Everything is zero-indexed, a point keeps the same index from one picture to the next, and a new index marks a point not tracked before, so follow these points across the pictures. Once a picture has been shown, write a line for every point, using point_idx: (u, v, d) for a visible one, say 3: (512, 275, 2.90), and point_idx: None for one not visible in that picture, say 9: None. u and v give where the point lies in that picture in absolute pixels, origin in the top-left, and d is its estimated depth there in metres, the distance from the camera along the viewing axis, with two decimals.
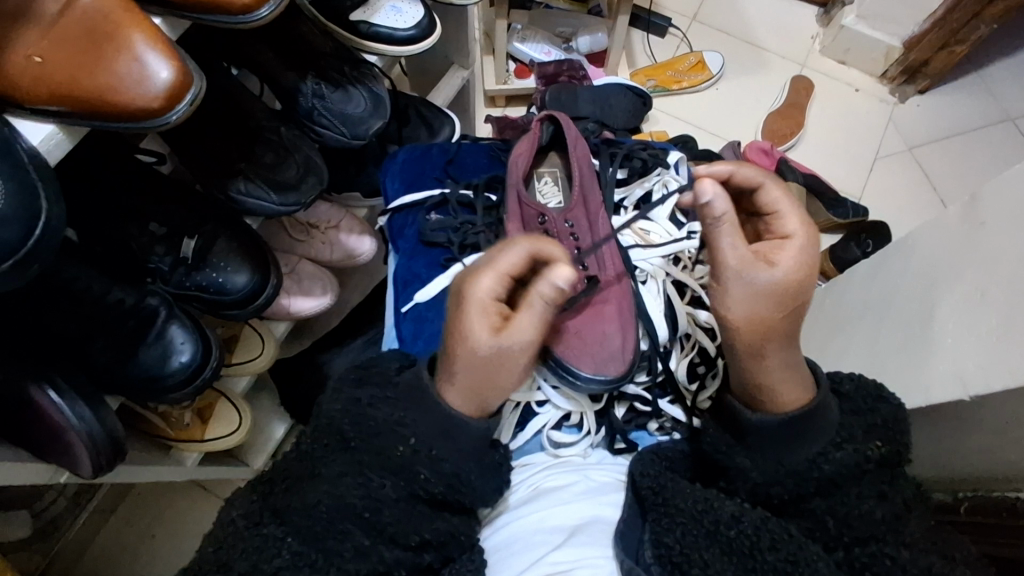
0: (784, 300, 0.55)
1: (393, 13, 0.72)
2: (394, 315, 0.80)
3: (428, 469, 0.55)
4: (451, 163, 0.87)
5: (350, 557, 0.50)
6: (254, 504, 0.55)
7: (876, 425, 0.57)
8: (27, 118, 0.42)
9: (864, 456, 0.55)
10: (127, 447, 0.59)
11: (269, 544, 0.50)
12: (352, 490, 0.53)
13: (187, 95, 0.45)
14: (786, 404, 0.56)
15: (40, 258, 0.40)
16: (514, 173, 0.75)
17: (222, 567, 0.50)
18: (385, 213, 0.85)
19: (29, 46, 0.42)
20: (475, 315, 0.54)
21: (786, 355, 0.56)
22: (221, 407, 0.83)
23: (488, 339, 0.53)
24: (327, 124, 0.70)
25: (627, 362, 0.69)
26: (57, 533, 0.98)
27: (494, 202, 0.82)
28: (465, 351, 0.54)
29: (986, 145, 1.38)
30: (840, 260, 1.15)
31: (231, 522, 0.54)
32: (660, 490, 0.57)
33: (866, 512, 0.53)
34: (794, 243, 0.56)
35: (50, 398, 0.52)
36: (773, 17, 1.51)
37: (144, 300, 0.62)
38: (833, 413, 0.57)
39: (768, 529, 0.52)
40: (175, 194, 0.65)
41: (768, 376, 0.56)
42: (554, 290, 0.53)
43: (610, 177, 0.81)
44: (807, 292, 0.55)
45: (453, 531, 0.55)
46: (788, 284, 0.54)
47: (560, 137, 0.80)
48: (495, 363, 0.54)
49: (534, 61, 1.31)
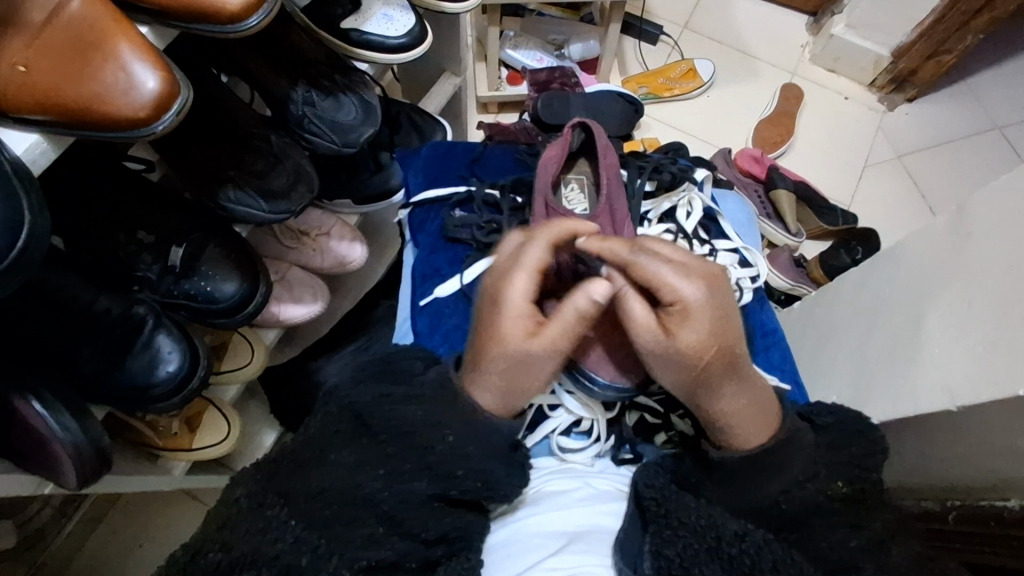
0: (691, 369, 0.58)
1: (384, 21, 0.72)
2: (410, 307, 0.80)
3: (466, 467, 0.58)
4: (475, 161, 0.88)
5: (361, 542, 0.52)
6: (258, 485, 0.54)
7: (841, 463, 0.60)
8: (10, 126, 0.41)
9: (829, 496, 0.58)
10: (112, 457, 0.58)
11: (273, 527, 0.51)
12: (370, 481, 0.55)
13: (175, 104, 0.45)
14: (747, 442, 0.60)
15: (23, 269, 0.39)
16: (541, 178, 0.76)
17: (224, 547, 0.50)
18: (406, 205, 0.86)
19: (14, 54, 0.41)
20: (509, 319, 0.60)
21: (738, 387, 0.59)
22: (210, 415, 0.83)
23: (526, 342, 0.59)
24: (318, 132, 0.69)
25: (646, 371, 0.68)
26: (43, 543, 0.98)
27: (520, 203, 0.82)
28: (513, 356, 0.58)
29: (974, 153, 1.40)
30: (830, 267, 1.16)
31: (236, 500, 0.54)
32: (662, 501, 0.56)
33: (837, 544, 0.55)
34: (693, 311, 0.57)
35: (34, 408, 0.51)
36: (764, 25, 1.52)
37: (131, 309, 0.61)
38: (807, 445, 0.60)
39: (770, 551, 0.52)
40: (164, 202, 0.65)
41: (725, 419, 0.59)
42: (589, 302, 0.58)
43: (637, 189, 0.81)
44: (714, 366, 0.57)
45: (467, 526, 0.58)
46: (678, 382, 0.59)
47: (590, 146, 0.82)
48: (538, 363, 0.59)
49: (526, 67, 1.32)
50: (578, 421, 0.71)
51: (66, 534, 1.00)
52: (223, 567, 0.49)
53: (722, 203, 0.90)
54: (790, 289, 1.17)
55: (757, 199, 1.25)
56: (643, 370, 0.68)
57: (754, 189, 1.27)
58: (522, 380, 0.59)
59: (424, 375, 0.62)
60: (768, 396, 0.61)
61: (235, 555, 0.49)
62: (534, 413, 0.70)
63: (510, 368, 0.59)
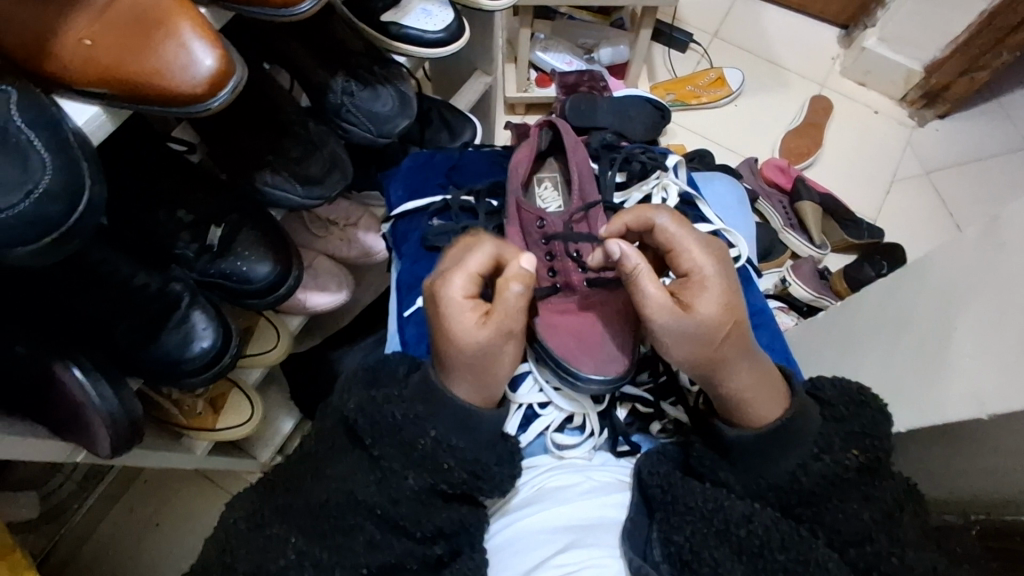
0: (707, 342, 0.56)
1: (423, 15, 0.73)
2: (397, 319, 0.81)
3: (450, 459, 0.56)
4: (454, 168, 0.89)
5: (362, 548, 0.55)
6: (255, 506, 0.58)
7: (854, 432, 0.57)
8: (73, 99, 0.43)
9: (843, 466, 0.56)
10: (144, 429, 0.59)
11: (274, 545, 0.54)
12: (364, 487, 0.56)
13: (230, 83, 0.46)
14: (760, 419, 0.58)
15: (78, 236, 0.41)
16: (515, 180, 0.76)
17: (228, 570, 0.53)
18: (388, 219, 0.87)
19: (81, 29, 0.43)
20: (454, 315, 0.57)
21: (751, 364, 0.58)
22: (233, 396, 0.85)
23: (476, 334, 0.56)
24: (355, 121, 0.70)
25: (627, 362, 0.69)
26: (63, 517, 0.99)
27: (495, 207, 0.84)
28: (463, 349, 0.56)
29: (1004, 171, 1.38)
30: (854, 280, 1.16)
31: (233, 525, 0.57)
32: (668, 487, 0.58)
33: (852, 516, 0.55)
34: (710, 282, 0.58)
35: (73, 375, 0.53)
36: (795, 36, 1.52)
37: (168, 285, 0.63)
38: (813, 421, 0.58)
39: (780, 528, 0.53)
40: (204, 183, 0.66)
41: (739, 396, 0.58)
42: (522, 273, 0.58)
43: (609, 181, 0.82)
44: (729, 338, 0.57)
45: (464, 520, 0.58)
46: (694, 358, 0.57)
47: (558, 143, 0.82)
48: (492, 352, 0.56)
49: (555, 70, 1.33)
50: (570, 417, 0.71)
51: (85, 510, 1.01)
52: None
53: (708, 187, 0.92)
54: (813, 301, 1.16)
55: (781, 209, 1.25)
56: (623, 361, 0.68)
57: (779, 200, 1.26)
58: (486, 370, 0.57)
59: (407, 378, 0.61)
60: (772, 369, 0.60)
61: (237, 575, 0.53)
62: (524, 412, 0.70)
63: (468, 364, 0.57)
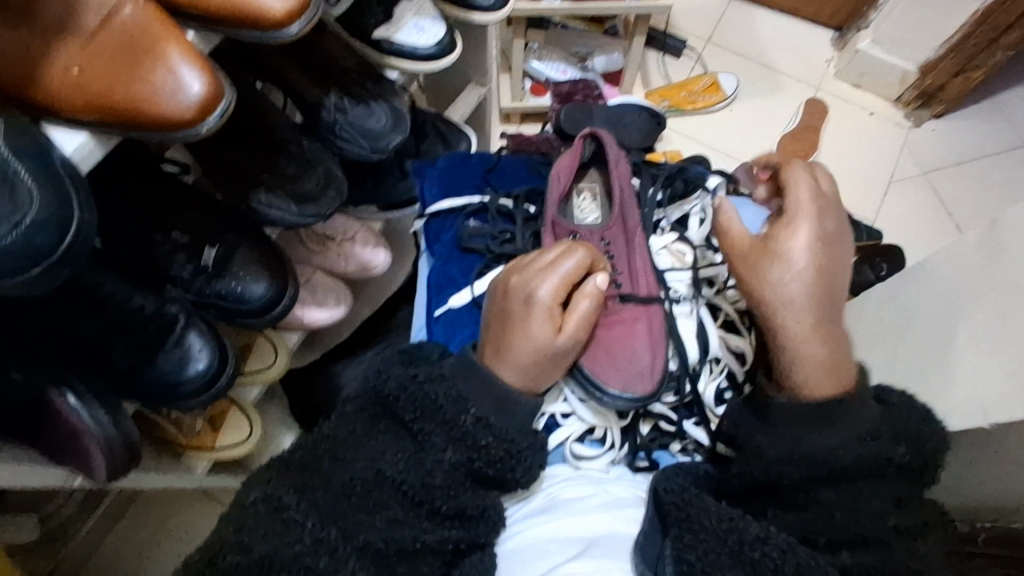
0: (804, 286, 0.60)
1: (415, 30, 0.73)
2: (426, 318, 0.82)
3: (491, 435, 0.56)
4: (491, 171, 0.89)
5: (382, 526, 0.52)
6: (271, 484, 0.51)
7: (911, 431, 0.57)
8: (61, 126, 0.43)
9: (888, 461, 0.55)
10: (142, 452, 0.59)
11: (291, 530, 0.49)
12: (392, 464, 0.55)
13: (218, 108, 0.46)
14: (811, 384, 0.58)
15: (70, 265, 0.41)
16: (554, 190, 0.77)
17: (243, 550, 0.47)
18: (422, 216, 0.87)
19: (68, 58, 0.43)
20: (539, 318, 0.61)
21: (831, 322, 0.59)
22: (232, 415, 0.84)
23: (555, 338, 0.61)
24: (349, 138, 0.70)
25: (654, 381, 0.69)
26: (63, 538, 0.98)
27: (533, 214, 0.83)
28: (536, 353, 0.60)
29: (1002, 171, 1.38)
30: (853, 283, 1.15)
31: (251, 501, 0.50)
32: (683, 506, 0.56)
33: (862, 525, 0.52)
34: (803, 232, 0.61)
35: (69, 402, 0.52)
36: (788, 40, 1.52)
37: (163, 307, 0.63)
38: (869, 412, 0.56)
39: (795, 553, 0.50)
40: (196, 203, 0.66)
41: (802, 353, 0.59)
42: (595, 290, 0.64)
43: (650, 199, 0.81)
44: (821, 286, 0.59)
45: (489, 506, 0.58)
46: (760, 296, 0.61)
47: (601, 155, 0.83)
48: (565, 355, 0.62)
49: (550, 79, 1.33)
50: (591, 428, 0.72)
51: (87, 531, 1.01)
52: (243, 569, 0.46)
53: None
54: None
55: None
56: (651, 380, 0.69)
57: None
58: (537, 376, 0.61)
59: (442, 363, 0.61)
60: (849, 361, 0.59)
61: (254, 557, 0.46)
62: (545, 422, 0.71)
63: (541, 362, 0.61)
